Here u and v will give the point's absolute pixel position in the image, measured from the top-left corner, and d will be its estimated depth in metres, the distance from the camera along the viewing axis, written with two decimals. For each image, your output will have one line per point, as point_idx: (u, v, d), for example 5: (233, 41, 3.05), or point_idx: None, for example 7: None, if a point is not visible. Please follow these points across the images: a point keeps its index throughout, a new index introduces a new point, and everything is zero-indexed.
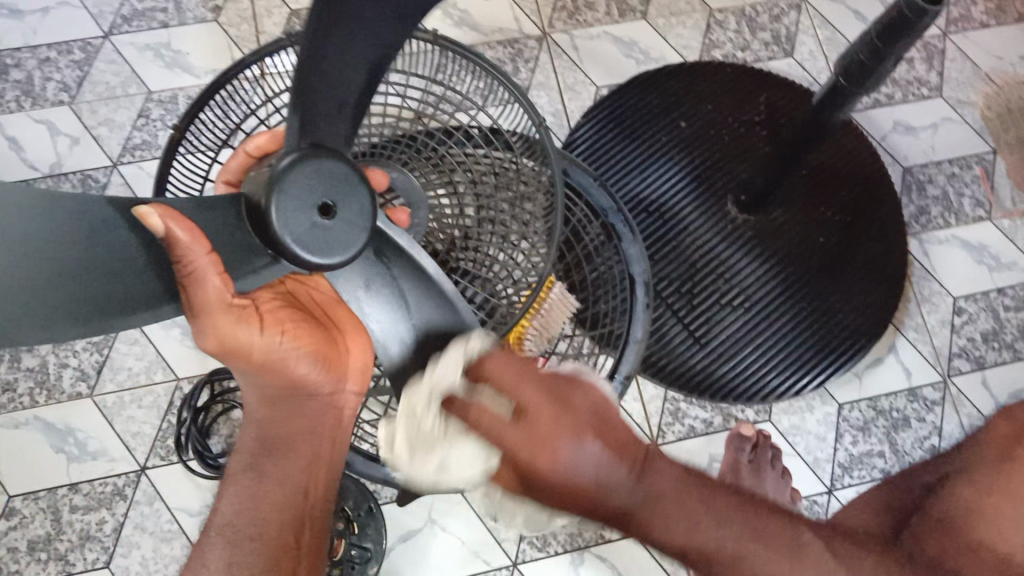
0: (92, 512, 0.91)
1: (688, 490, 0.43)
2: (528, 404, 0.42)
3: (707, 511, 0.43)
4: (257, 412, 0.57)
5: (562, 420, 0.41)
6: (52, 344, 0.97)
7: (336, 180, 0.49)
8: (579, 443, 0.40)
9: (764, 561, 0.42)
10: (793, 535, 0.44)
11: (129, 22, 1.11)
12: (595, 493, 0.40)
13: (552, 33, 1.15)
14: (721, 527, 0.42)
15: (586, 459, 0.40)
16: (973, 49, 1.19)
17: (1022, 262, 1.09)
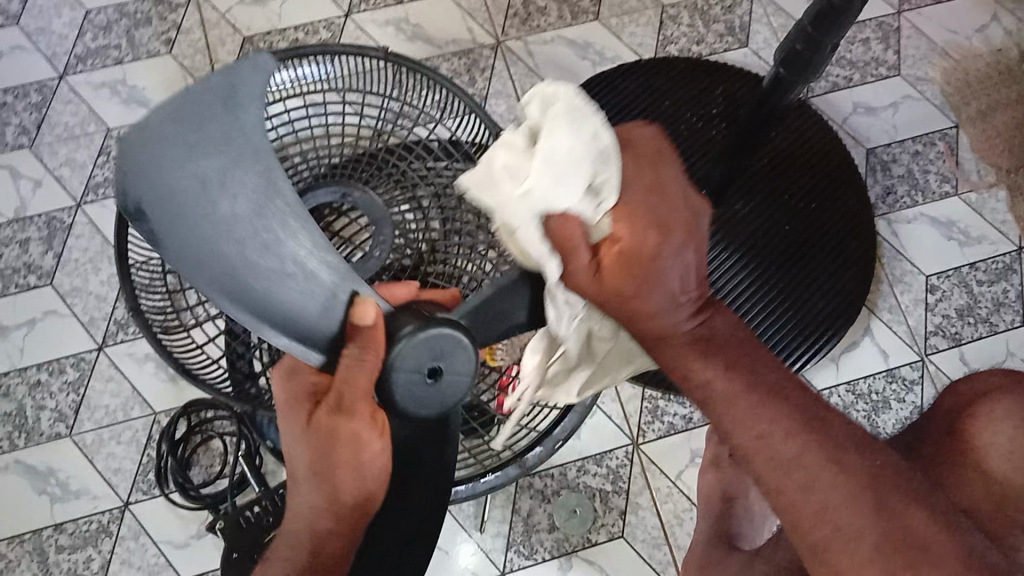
0: (78, 551, 0.92)
1: (724, 344, 0.50)
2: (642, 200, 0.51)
3: (724, 355, 0.50)
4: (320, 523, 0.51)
5: (681, 207, 0.50)
6: (28, 387, 0.97)
7: (442, 348, 0.52)
8: (677, 242, 0.49)
9: (774, 417, 0.47)
10: (814, 413, 0.48)
11: (84, 61, 1.12)
12: (656, 297, 0.49)
13: (506, 40, 1.15)
14: (753, 387, 0.48)
15: (673, 259, 0.49)
16: (928, 25, 1.20)
17: (992, 235, 1.10)
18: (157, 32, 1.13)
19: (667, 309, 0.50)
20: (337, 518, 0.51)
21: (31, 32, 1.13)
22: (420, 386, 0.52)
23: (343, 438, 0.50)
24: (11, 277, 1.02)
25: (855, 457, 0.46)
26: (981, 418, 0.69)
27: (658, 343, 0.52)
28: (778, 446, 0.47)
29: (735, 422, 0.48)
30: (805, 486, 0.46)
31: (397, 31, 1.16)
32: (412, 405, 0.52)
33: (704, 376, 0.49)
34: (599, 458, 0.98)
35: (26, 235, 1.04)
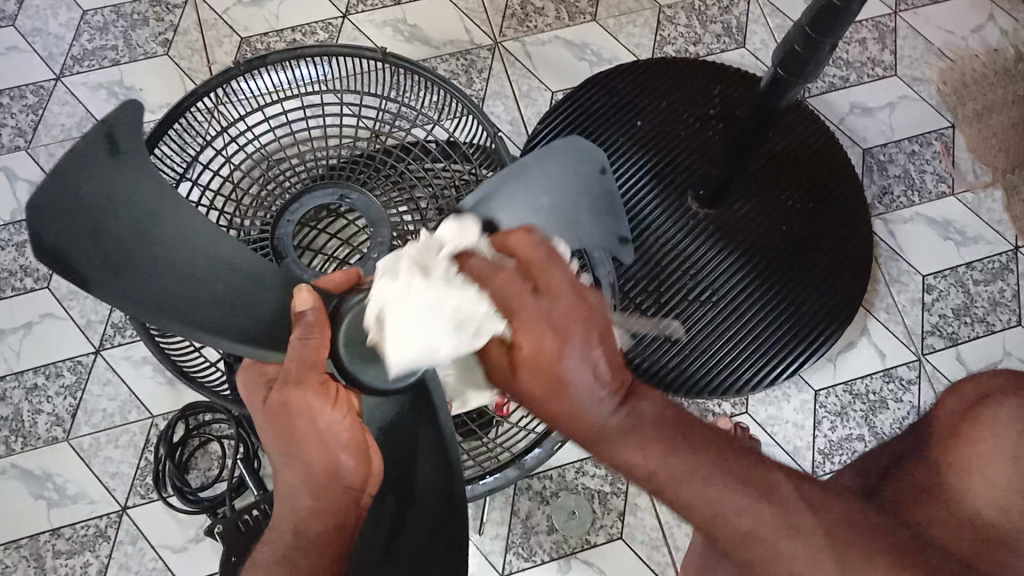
0: (76, 556, 0.92)
1: (665, 420, 0.46)
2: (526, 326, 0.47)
3: (663, 438, 0.45)
4: (298, 501, 0.54)
5: (579, 302, 0.47)
6: (25, 390, 0.97)
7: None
8: (585, 346, 0.45)
9: (719, 481, 0.44)
10: (749, 466, 0.46)
11: (81, 62, 1.11)
12: (583, 400, 0.45)
13: (503, 41, 1.15)
14: (693, 454, 0.45)
15: (589, 358, 0.45)
16: (924, 25, 1.20)
17: (988, 235, 1.10)
18: (154, 33, 1.13)
19: (599, 408, 0.45)
20: (320, 489, 0.54)
21: (26, 33, 1.13)
22: (379, 357, 0.58)
23: (300, 413, 0.54)
24: (8, 279, 1.01)
25: (808, 509, 0.45)
26: (982, 428, 0.62)
27: (595, 445, 0.46)
28: (738, 517, 0.44)
29: (689, 502, 0.44)
30: (769, 555, 0.44)
31: (394, 31, 1.15)
32: (380, 380, 0.58)
33: (647, 466, 0.44)
34: (597, 459, 0.98)
35: (22, 237, 1.03)
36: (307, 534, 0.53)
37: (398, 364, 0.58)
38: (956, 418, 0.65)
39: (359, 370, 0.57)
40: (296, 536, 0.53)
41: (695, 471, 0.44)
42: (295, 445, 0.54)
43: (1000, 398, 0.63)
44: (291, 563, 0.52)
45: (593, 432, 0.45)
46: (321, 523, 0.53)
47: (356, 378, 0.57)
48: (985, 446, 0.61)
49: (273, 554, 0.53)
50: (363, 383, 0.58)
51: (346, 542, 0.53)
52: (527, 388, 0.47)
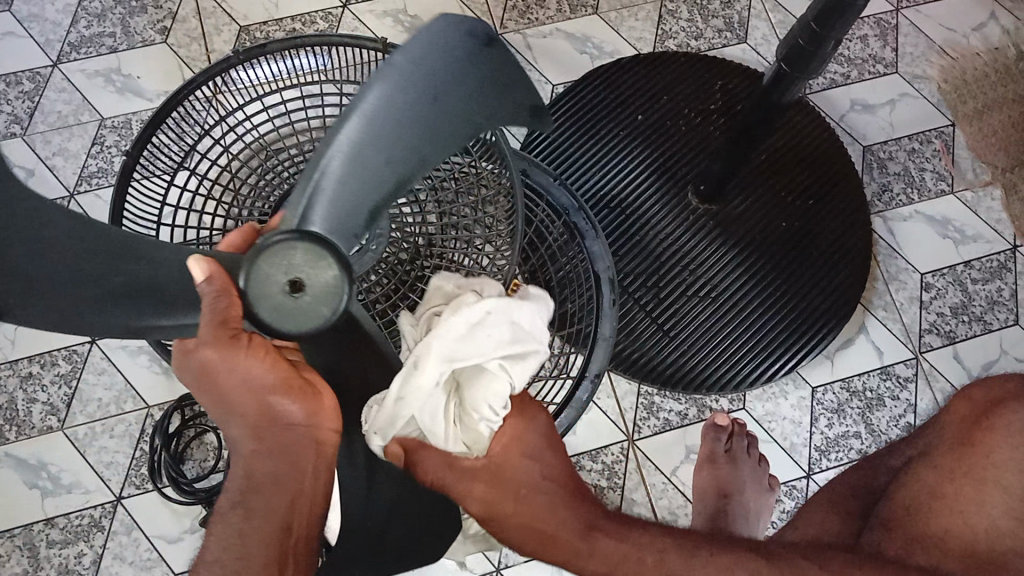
0: (70, 546, 0.92)
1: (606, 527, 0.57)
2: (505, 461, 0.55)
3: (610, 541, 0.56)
4: (247, 447, 0.51)
5: (532, 445, 0.56)
6: (19, 379, 0.96)
7: (303, 261, 0.52)
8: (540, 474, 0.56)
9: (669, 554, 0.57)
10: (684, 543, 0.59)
11: (78, 49, 1.10)
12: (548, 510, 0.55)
13: (504, 33, 1.15)
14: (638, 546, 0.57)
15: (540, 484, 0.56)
16: (926, 23, 1.19)
17: (987, 234, 1.10)
18: (152, 20, 1.12)
19: (559, 512, 0.55)
20: (264, 449, 0.51)
21: (23, 18, 1.12)
22: (291, 300, 0.52)
23: (228, 369, 0.49)
24: None
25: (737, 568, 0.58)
26: (994, 435, 0.68)
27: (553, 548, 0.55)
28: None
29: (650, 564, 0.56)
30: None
31: (395, 22, 1.15)
32: (305, 323, 0.53)
33: (585, 548, 0.55)
34: (594, 454, 1.00)
35: None
36: (259, 477, 0.50)
37: (314, 298, 0.53)
38: (969, 423, 0.71)
39: (279, 320, 0.52)
40: (250, 483, 0.50)
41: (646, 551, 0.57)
42: (226, 405, 0.50)
43: (1011, 403, 0.70)
44: (246, 509, 0.50)
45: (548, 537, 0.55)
46: (272, 468, 0.51)
47: (274, 329, 0.52)
48: (1002, 454, 0.67)
49: (225, 502, 0.51)
50: (286, 331, 0.53)
51: (304, 500, 0.51)
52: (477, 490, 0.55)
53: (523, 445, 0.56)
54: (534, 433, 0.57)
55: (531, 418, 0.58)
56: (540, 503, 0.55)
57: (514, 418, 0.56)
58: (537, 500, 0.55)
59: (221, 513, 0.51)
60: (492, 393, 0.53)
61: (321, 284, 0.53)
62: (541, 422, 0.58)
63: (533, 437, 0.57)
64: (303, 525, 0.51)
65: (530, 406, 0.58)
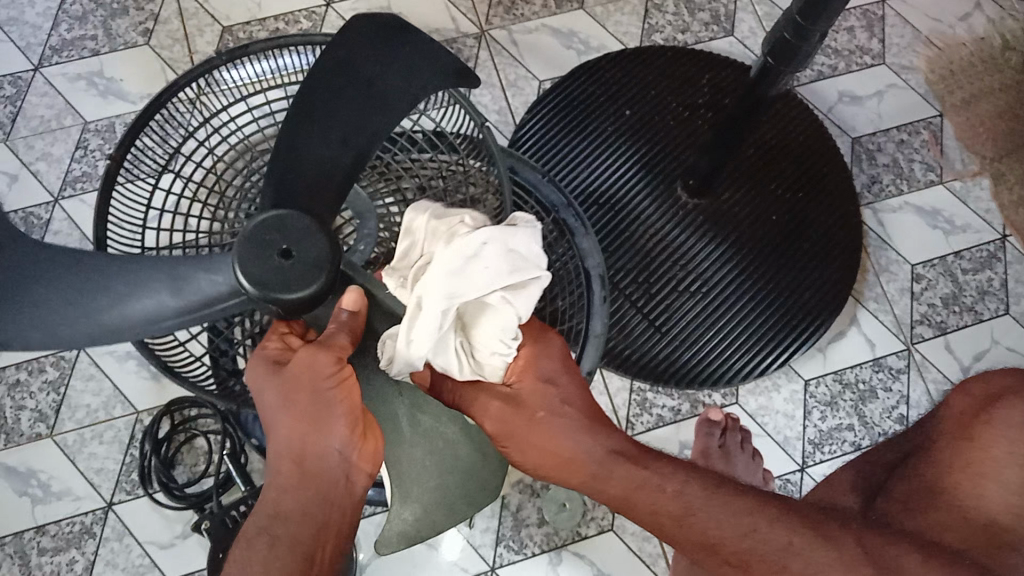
0: (61, 554, 0.91)
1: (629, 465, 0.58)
2: (525, 398, 0.60)
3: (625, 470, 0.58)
4: (288, 469, 0.52)
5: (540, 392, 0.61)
6: (6, 386, 0.96)
7: (293, 229, 0.54)
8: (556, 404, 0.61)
9: (699, 502, 0.56)
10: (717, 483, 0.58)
11: (60, 53, 1.10)
12: (569, 441, 0.59)
13: (490, 30, 1.14)
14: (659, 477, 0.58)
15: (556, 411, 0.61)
16: (912, 14, 1.19)
17: (976, 224, 1.10)
18: (134, 22, 1.11)
19: (576, 439, 0.59)
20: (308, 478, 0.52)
21: (3, 22, 1.11)
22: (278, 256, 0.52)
23: (297, 378, 0.53)
24: None
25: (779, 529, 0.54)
26: (990, 430, 0.63)
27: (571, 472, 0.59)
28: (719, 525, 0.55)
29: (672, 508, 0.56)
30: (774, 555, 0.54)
31: None
32: (297, 283, 0.52)
33: (610, 485, 0.58)
34: None
35: None
36: (293, 500, 0.51)
37: (303, 261, 0.53)
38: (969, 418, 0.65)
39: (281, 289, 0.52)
40: (284, 503, 0.51)
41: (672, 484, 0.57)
42: (291, 420, 0.53)
43: (1010, 398, 0.63)
44: (271, 533, 0.50)
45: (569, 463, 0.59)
46: (307, 488, 0.52)
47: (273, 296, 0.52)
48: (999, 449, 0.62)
49: (255, 523, 0.51)
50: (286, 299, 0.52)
51: (329, 538, 0.51)
52: (516, 448, 0.60)
53: (544, 379, 0.61)
54: (552, 365, 0.62)
55: (551, 350, 0.62)
56: (559, 429, 0.59)
57: (526, 356, 0.61)
58: (555, 440, 0.59)
59: (248, 535, 0.51)
60: (494, 336, 0.58)
61: (310, 253, 0.53)
62: (559, 371, 0.62)
63: (552, 384, 0.61)
64: (325, 557, 0.51)
65: (546, 339, 0.63)
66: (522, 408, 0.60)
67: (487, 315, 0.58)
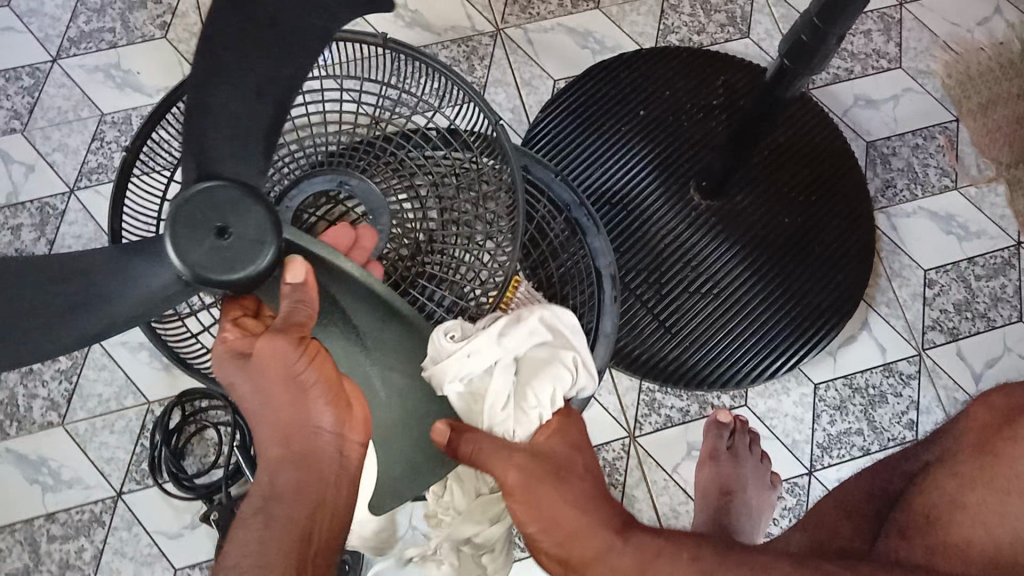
0: (70, 541, 0.92)
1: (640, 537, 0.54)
2: (555, 456, 0.58)
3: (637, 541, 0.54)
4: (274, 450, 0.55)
5: (569, 458, 0.59)
6: (20, 374, 0.96)
7: (222, 203, 0.55)
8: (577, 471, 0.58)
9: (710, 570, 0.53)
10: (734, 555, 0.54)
11: (78, 44, 1.10)
12: (584, 514, 0.55)
13: (505, 28, 1.14)
14: (671, 551, 0.54)
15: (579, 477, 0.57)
16: (930, 17, 1.18)
17: (991, 230, 1.09)
18: (152, 15, 1.11)
19: (594, 515, 0.55)
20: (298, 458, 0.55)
21: (23, 13, 1.11)
22: (215, 240, 0.53)
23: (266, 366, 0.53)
24: None
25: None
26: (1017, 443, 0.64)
27: (577, 552, 0.54)
28: None
29: None
30: None
31: (396, 17, 1.15)
32: (243, 259, 0.54)
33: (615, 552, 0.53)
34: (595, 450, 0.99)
35: (19, 221, 1.03)
36: (285, 482, 0.55)
37: (242, 238, 0.54)
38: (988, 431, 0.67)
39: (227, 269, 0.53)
40: (278, 486, 0.55)
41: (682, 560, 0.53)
42: (270, 401, 0.55)
43: None
44: (267, 514, 0.54)
45: (582, 541, 0.54)
46: (296, 472, 0.55)
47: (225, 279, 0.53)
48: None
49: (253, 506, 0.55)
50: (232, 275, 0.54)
51: (326, 513, 0.55)
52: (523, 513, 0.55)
53: (568, 448, 0.59)
54: (576, 437, 0.61)
55: (571, 426, 0.62)
56: (573, 490, 0.56)
57: (556, 424, 0.61)
58: (571, 502, 0.55)
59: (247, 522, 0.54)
60: (546, 382, 0.61)
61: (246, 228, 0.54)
62: (586, 451, 0.61)
63: (579, 456, 0.59)
64: (325, 533, 0.55)
65: (573, 418, 0.63)
66: (559, 477, 0.56)
67: (546, 368, 0.62)
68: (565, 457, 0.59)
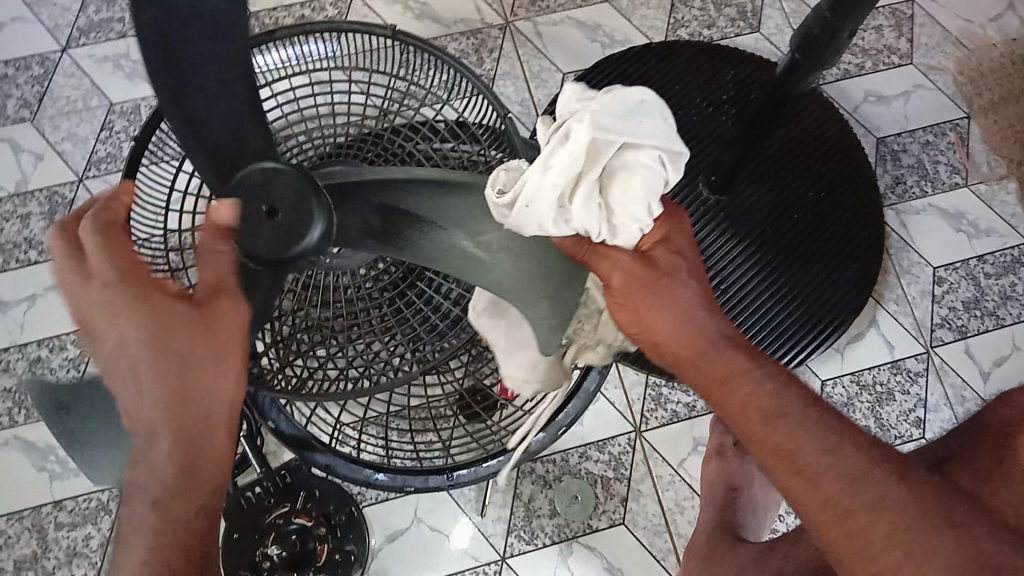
0: (77, 529, 0.92)
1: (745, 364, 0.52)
2: (659, 262, 0.54)
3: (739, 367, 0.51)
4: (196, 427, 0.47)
5: (676, 266, 0.54)
6: (28, 363, 0.98)
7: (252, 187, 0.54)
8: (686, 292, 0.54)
9: (806, 431, 0.48)
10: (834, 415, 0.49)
11: (87, 35, 1.10)
12: (681, 323, 0.53)
13: (515, 21, 1.14)
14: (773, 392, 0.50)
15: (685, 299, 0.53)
16: (942, 14, 1.18)
17: (1001, 228, 1.09)
18: None
19: (694, 330, 0.53)
20: (202, 433, 0.47)
21: (33, 2, 1.11)
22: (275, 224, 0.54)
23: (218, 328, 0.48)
24: (12, 252, 1.02)
25: (876, 452, 0.47)
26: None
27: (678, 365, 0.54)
28: (817, 451, 0.47)
29: (779, 438, 0.48)
30: (858, 494, 0.45)
31: (405, 9, 1.14)
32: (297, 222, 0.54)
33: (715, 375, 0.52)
34: (601, 445, 0.99)
35: (27, 209, 1.04)
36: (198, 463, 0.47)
37: (290, 209, 0.54)
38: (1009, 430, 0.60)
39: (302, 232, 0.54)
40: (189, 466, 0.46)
41: (782, 398, 0.49)
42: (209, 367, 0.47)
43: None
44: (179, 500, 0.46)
45: (676, 344, 0.53)
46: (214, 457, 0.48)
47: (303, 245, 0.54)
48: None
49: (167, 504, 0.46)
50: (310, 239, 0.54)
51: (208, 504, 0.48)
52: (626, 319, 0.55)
53: (676, 247, 0.55)
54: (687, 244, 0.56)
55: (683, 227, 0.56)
56: (681, 302, 0.53)
57: (659, 229, 0.55)
58: (675, 314, 0.53)
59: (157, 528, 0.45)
60: (639, 202, 0.52)
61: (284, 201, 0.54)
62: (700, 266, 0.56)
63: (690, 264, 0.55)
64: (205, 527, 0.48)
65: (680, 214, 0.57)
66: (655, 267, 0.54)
67: (626, 176, 0.51)
68: (672, 263, 0.55)
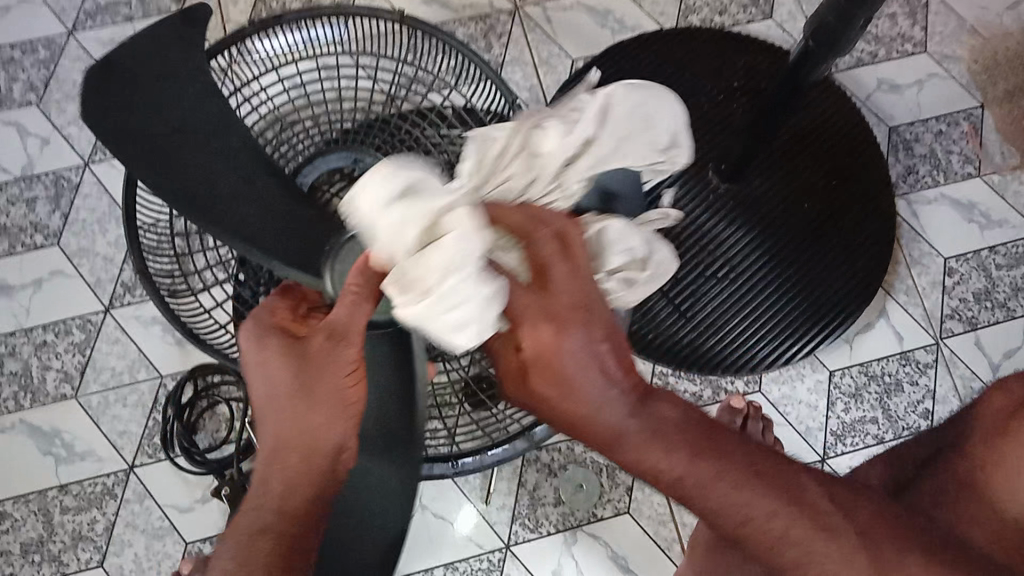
0: (83, 513, 0.93)
1: (680, 432, 0.46)
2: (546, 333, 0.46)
3: (679, 445, 0.46)
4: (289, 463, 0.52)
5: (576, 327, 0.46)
6: (34, 347, 0.98)
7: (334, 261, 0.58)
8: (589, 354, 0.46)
9: (747, 494, 0.45)
10: (780, 471, 0.47)
11: (94, 17, 1.09)
12: (596, 405, 0.46)
13: (524, 5, 1.13)
14: (711, 468, 0.45)
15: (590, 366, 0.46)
16: (957, 0, 1.16)
17: (1013, 219, 1.08)
18: None
19: (609, 409, 0.46)
20: (303, 451, 0.52)
21: None
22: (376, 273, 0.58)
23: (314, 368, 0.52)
24: (18, 235, 1.02)
25: (833, 507, 0.46)
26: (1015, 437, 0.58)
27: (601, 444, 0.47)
28: (768, 515, 0.45)
29: (719, 509, 0.46)
30: (800, 558, 0.45)
31: None
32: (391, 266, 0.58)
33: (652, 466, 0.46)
34: None
35: (34, 193, 1.03)
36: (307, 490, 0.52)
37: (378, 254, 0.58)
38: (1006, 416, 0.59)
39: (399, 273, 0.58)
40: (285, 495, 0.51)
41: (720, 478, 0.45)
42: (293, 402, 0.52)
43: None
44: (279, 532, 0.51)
45: (598, 429, 0.46)
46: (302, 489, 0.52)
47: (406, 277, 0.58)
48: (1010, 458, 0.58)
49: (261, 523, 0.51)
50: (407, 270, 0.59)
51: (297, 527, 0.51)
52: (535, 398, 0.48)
53: (564, 295, 0.46)
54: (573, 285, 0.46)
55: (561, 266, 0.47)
56: (589, 386, 0.46)
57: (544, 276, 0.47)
58: (585, 403, 0.46)
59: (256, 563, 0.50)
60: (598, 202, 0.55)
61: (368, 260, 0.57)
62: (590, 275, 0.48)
63: (582, 288, 0.46)
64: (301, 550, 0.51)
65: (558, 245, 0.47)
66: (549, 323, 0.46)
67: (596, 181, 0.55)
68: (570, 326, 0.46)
